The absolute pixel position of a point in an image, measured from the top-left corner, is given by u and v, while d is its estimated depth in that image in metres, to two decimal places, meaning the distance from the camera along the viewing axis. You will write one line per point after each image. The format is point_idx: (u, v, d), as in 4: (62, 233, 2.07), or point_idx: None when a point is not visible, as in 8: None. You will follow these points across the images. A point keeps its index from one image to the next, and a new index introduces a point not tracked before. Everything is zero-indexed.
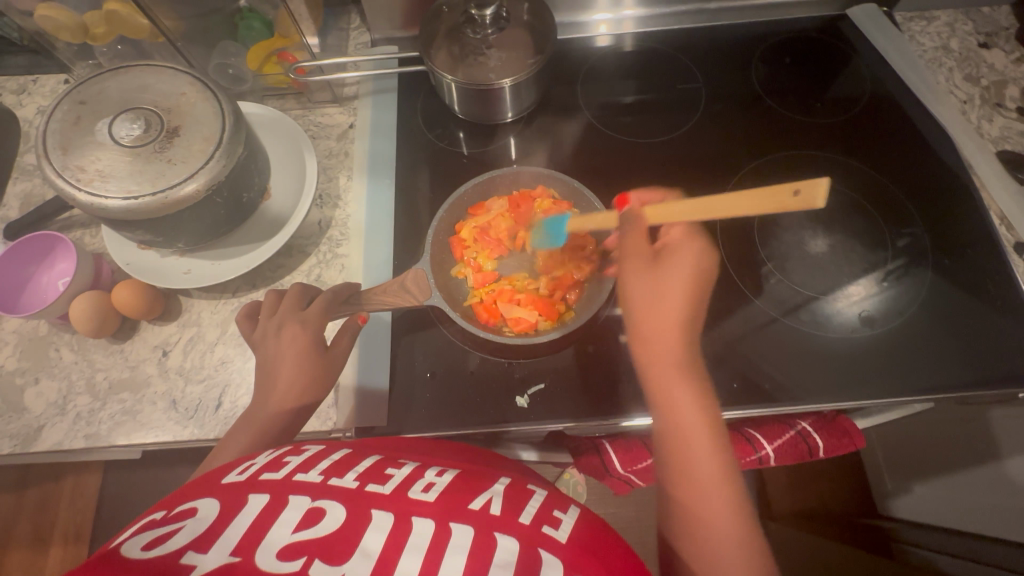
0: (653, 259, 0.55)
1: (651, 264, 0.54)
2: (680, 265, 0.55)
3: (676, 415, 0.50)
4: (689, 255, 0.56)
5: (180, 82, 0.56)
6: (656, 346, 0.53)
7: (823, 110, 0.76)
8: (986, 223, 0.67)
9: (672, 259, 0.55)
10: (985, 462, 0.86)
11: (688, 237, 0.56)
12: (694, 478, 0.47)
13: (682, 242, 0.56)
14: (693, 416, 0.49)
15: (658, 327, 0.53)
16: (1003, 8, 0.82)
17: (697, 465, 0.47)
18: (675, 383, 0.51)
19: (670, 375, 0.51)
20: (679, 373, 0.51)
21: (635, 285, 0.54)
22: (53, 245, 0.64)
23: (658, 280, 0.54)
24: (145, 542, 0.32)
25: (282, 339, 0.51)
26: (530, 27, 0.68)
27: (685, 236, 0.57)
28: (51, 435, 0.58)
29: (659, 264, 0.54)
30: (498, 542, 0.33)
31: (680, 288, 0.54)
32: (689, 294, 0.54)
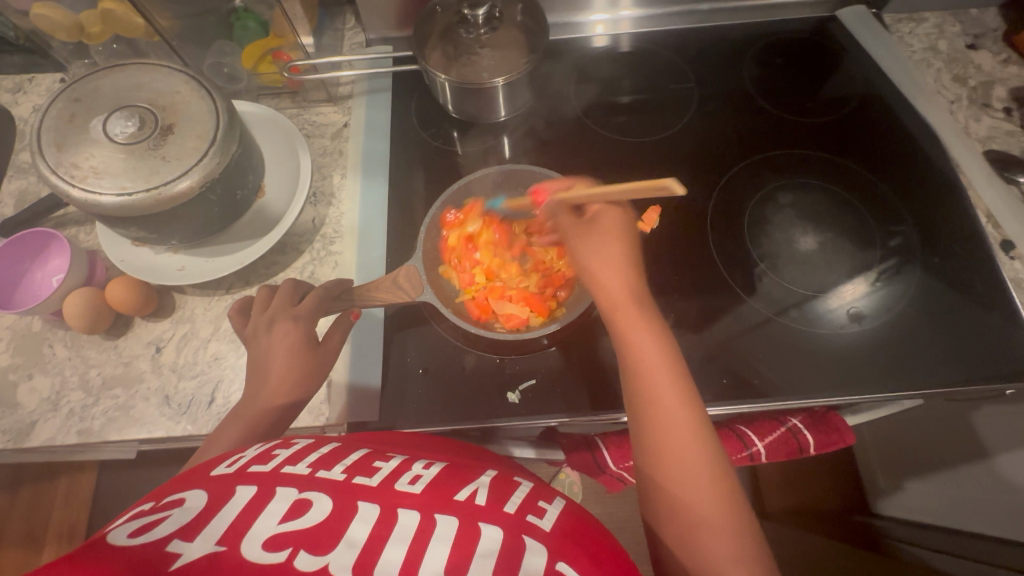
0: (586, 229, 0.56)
1: (586, 233, 0.56)
2: (613, 226, 0.56)
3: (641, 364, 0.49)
4: (611, 222, 0.56)
5: (175, 80, 0.57)
6: (613, 301, 0.53)
7: (813, 111, 0.77)
8: (973, 222, 0.67)
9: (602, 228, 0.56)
10: (974, 460, 0.86)
11: (608, 207, 0.57)
12: (664, 425, 0.46)
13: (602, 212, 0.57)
14: (657, 363, 0.49)
15: (613, 281, 0.54)
16: (991, 10, 0.83)
17: (662, 405, 0.47)
18: (637, 333, 0.51)
19: (630, 327, 0.51)
20: (641, 323, 0.51)
21: (581, 252, 0.56)
22: (47, 242, 0.65)
23: (596, 245, 0.55)
24: (133, 531, 0.32)
25: (274, 334, 0.52)
26: (523, 28, 0.69)
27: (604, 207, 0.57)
28: (43, 431, 0.58)
29: (593, 232, 0.56)
30: (482, 532, 0.33)
31: (620, 250, 0.55)
32: (628, 255, 0.55)
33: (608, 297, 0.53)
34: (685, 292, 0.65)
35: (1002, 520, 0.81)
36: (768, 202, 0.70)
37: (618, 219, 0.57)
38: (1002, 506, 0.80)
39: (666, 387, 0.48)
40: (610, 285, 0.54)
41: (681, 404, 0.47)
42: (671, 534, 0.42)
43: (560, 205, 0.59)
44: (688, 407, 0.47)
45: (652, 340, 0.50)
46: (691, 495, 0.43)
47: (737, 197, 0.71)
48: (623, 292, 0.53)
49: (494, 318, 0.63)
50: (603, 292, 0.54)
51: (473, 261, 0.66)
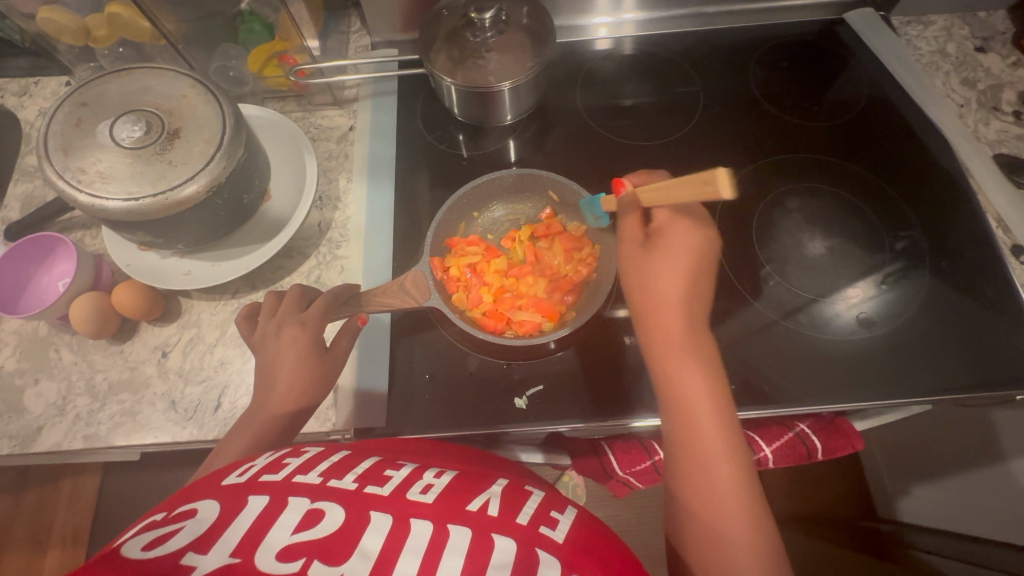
0: (646, 246, 0.55)
1: (644, 246, 0.55)
2: (678, 244, 0.55)
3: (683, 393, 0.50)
4: (677, 239, 0.55)
5: (182, 84, 0.57)
6: (657, 325, 0.53)
7: (821, 114, 0.77)
8: (983, 226, 0.67)
9: (664, 247, 0.54)
10: (981, 464, 0.86)
11: (674, 222, 0.55)
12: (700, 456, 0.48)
13: (668, 226, 0.55)
14: (701, 395, 0.49)
15: (660, 305, 0.53)
16: (999, 13, 0.82)
17: (703, 435, 0.48)
18: (684, 361, 0.51)
19: (676, 354, 0.51)
20: (685, 349, 0.51)
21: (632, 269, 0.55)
22: (53, 247, 0.64)
23: (655, 260, 0.54)
24: (146, 542, 0.32)
25: (282, 340, 0.52)
26: (530, 31, 0.69)
27: (670, 221, 0.56)
28: (49, 436, 0.58)
29: (652, 246, 0.55)
30: (495, 543, 0.33)
31: (679, 268, 0.54)
32: (686, 273, 0.54)
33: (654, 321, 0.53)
34: None
35: (1008, 525, 0.80)
36: (776, 206, 0.70)
37: (690, 236, 0.55)
38: (1010, 511, 0.80)
39: (706, 420, 0.49)
40: (657, 308, 0.53)
41: (718, 437, 0.48)
42: (695, 560, 0.45)
43: (633, 202, 0.56)
44: (724, 440, 0.48)
45: (697, 370, 0.50)
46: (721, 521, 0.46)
47: (745, 201, 0.71)
48: (671, 316, 0.53)
49: (508, 326, 0.62)
50: (650, 313, 0.54)
51: (481, 278, 0.65)
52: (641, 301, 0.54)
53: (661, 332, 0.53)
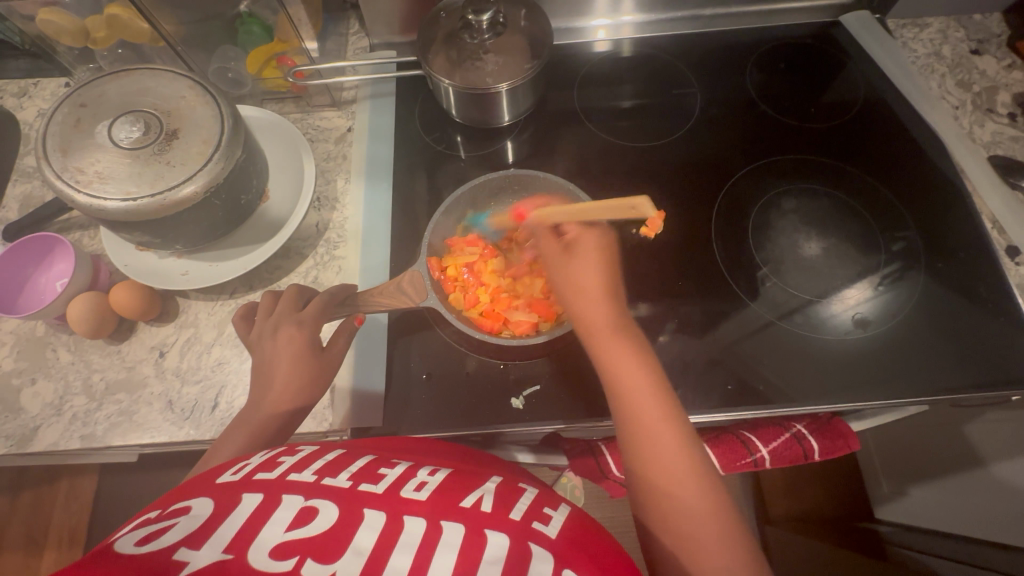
0: (567, 252, 0.58)
1: (562, 254, 0.59)
2: (588, 246, 0.58)
3: (619, 383, 0.50)
4: (591, 243, 0.58)
5: (180, 85, 0.57)
6: (588, 322, 0.54)
7: (817, 116, 0.77)
8: (977, 227, 0.67)
9: (579, 246, 0.58)
10: (978, 465, 0.85)
11: (584, 231, 0.59)
12: (645, 443, 0.47)
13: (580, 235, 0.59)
14: (635, 380, 0.50)
15: (589, 303, 0.55)
16: (995, 15, 0.83)
17: (638, 405, 0.49)
18: (615, 352, 0.52)
19: (605, 342, 0.52)
20: (608, 329, 0.53)
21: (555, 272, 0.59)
22: (52, 247, 0.65)
23: (576, 263, 0.57)
24: (140, 539, 0.32)
25: (279, 340, 0.52)
26: (527, 33, 0.69)
27: (581, 229, 0.59)
28: (46, 436, 0.58)
29: (570, 254, 0.58)
30: (489, 540, 0.33)
31: (598, 268, 0.57)
32: (606, 274, 0.57)
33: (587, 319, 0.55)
34: (689, 297, 0.65)
35: (1003, 525, 0.80)
36: (772, 207, 0.70)
37: (598, 240, 0.59)
38: (1007, 512, 0.80)
39: (647, 404, 0.48)
40: (587, 308, 0.55)
41: (660, 421, 0.48)
42: (670, 549, 0.42)
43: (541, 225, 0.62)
44: (670, 425, 0.47)
45: (631, 358, 0.51)
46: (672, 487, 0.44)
47: (741, 203, 0.71)
48: (601, 310, 0.55)
49: (506, 326, 0.62)
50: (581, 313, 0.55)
51: (479, 279, 0.66)
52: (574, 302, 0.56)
53: (592, 328, 0.54)
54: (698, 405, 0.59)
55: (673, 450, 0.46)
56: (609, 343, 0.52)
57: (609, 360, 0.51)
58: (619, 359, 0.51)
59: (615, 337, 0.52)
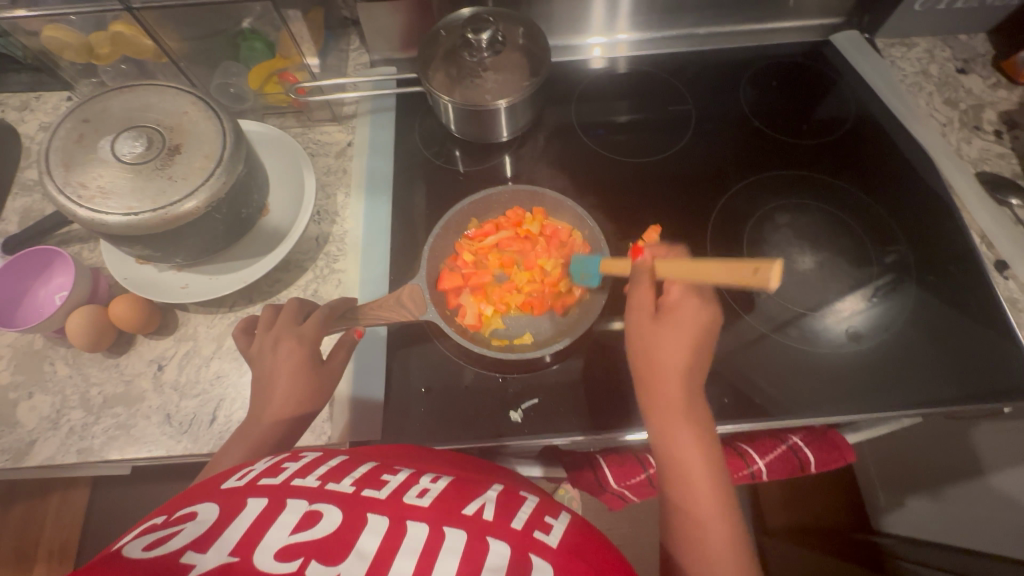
0: (658, 318, 0.53)
1: (655, 320, 0.53)
2: (688, 319, 0.53)
3: (681, 467, 0.47)
4: (694, 310, 0.54)
5: (183, 101, 0.58)
6: (655, 393, 0.51)
7: (809, 132, 0.79)
8: (967, 241, 0.69)
9: (677, 317, 0.53)
10: (974, 477, 0.86)
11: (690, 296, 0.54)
12: (694, 533, 0.46)
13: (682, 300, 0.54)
14: (699, 470, 0.47)
15: (662, 375, 0.51)
16: (979, 36, 0.85)
17: (700, 505, 0.46)
18: (678, 432, 0.49)
19: (673, 424, 0.49)
20: (685, 414, 0.49)
21: (639, 338, 0.53)
22: (51, 260, 0.65)
23: (665, 334, 0.52)
24: (147, 544, 0.32)
25: (279, 353, 0.52)
26: (525, 51, 0.70)
27: (686, 295, 0.54)
28: (42, 450, 0.58)
29: (663, 319, 0.53)
30: (491, 547, 0.33)
31: (683, 343, 0.52)
32: (696, 352, 0.52)
33: (655, 389, 0.51)
34: None
35: (996, 535, 0.81)
36: (766, 221, 0.72)
37: (699, 308, 0.53)
38: (1000, 523, 0.81)
39: (703, 495, 0.47)
40: (662, 379, 0.51)
41: (716, 512, 0.46)
42: None
43: (649, 271, 0.54)
44: (725, 519, 0.46)
45: (694, 441, 0.48)
46: None
47: (735, 216, 0.72)
48: (673, 388, 0.50)
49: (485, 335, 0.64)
50: (651, 383, 0.51)
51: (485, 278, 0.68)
52: (644, 372, 0.52)
53: (660, 401, 0.50)
54: None
55: (724, 547, 0.45)
56: (675, 421, 0.49)
57: (673, 439, 0.48)
58: (682, 442, 0.48)
59: (684, 416, 0.49)
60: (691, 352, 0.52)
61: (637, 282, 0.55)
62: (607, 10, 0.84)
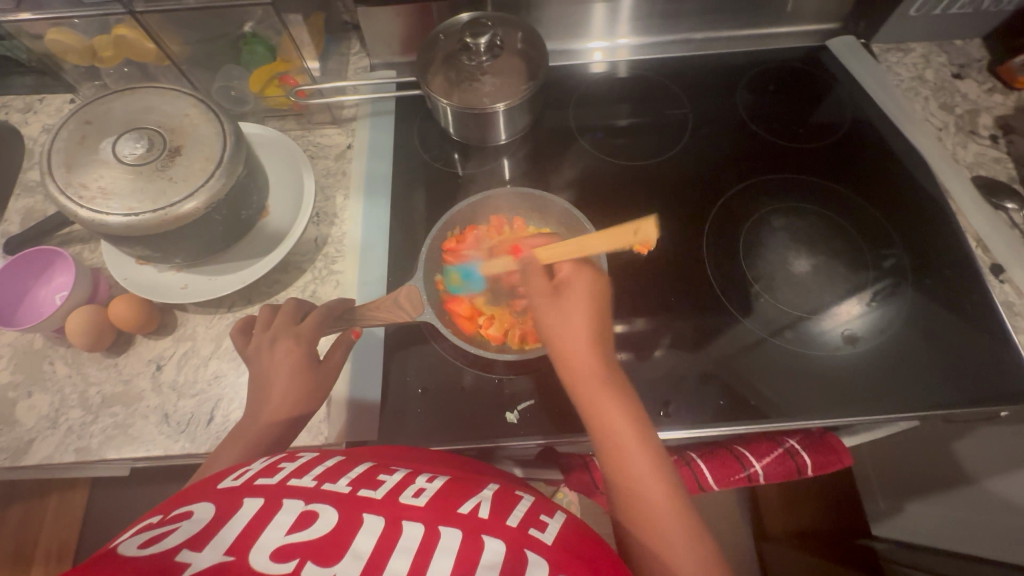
0: (558, 296, 0.53)
1: (552, 297, 0.53)
2: (577, 298, 0.53)
3: (607, 436, 0.47)
4: (585, 288, 0.53)
5: (185, 103, 0.58)
6: (572, 369, 0.50)
7: (806, 136, 0.79)
8: (962, 245, 0.69)
9: (571, 290, 0.53)
10: (972, 482, 0.86)
11: (577, 273, 0.54)
12: (647, 526, 0.44)
13: (573, 278, 0.54)
14: (602, 401, 0.48)
15: (576, 347, 0.50)
16: (974, 41, 0.85)
17: (616, 434, 0.47)
18: (612, 420, 0.48)
19: (574, 360, 0.50)
20: (586, 355, 0.50)
21: (542, 302, 0.53)
22: (53, 260, 0.65)
23: (564, 307, 0.52)
24: (142, 542, 0.32)
25: (276, 353, 0.52)
26: (523, 55, 0.71)
27: (575, 270, 0.55)
28: (40, 449, 0.58)
29: (560, 298, 0.53)
30: (486, 545, 0.34)
31: (583, 315, 0.51)
32: (594, 310, 0.52)
33: (569, 362, 0.50)
34: (683, 312, 0.66)
35: (994, 540, 0.81)
36: (763, 224, 0.72)
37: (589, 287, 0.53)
38: (1000, 528, 0.80)
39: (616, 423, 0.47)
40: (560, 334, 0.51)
41: (663, 502, 0.45)
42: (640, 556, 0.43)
43: (536, 262, 0.56)
44: (662, 481, 0.46)
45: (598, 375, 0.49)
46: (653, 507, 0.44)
47: (733, 219, 0.72)
48: (588, 360, 0.50)
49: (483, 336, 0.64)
50: (572, 369, 0.50)
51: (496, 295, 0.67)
52: (558, 349, 0.51)
53: (579, 377, 0.50)
54: (690, 419, 0.59)
55: (665, 508, 0.44)
56: (595, 392, 0.49)
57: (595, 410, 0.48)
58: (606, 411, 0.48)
59: (602, 384, 0.49)
60: (591, 318, 0.52)
61: (528, 272, 0.56)
62: (605, 15, 0.85)
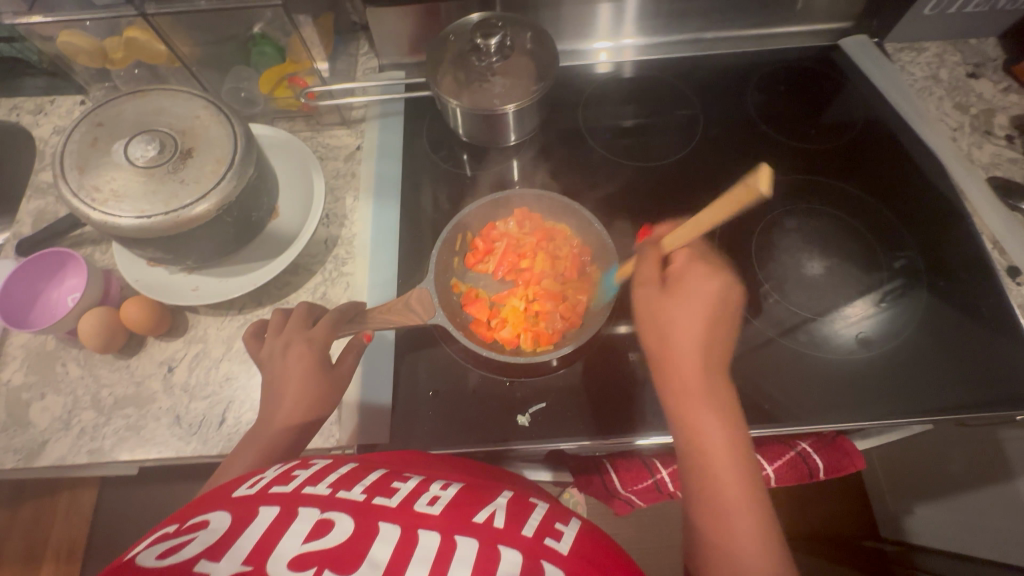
0: (667, 289, 0.51)
1: (663, 291, 0.51)
2: (694, 292, 0.50)
3: (701, 449, 0.46)
4: (705, 282, 0.51)
5: (196, 105, 0.58)
6: (674, 376, 0.48)
7: (817, 136, 0.78)
8: (978, 246, 0.68)
9: (685, 287, 0.51)
10: (985, 485, 0.85)
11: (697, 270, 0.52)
12: (725, 537, 0.42)
13: (688, 267, 0.52)
14: (698, 396, 0.47)
15: (681, 349, 0.49)
16: (990, 40, 0.84)
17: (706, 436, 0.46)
18: (702, 421, 0.46)
19: (675, 354, 0.49)
20: (690, 350, 0.49)
21: (645, 296, 0.52)
22: (64, 262, 0.65)
23: (676, 306, 0.50)
24: (160, 553, 0.32)
25: (288, 357, 0.52)
26: (534, 55, 0.71)
27: (692, 262, 0.53)
28: (54, 450, 0.59)
29: (670, 292, 0.51)
30: (502, 555, 0.33)
31: (699, 320, 0.50)
32: (709, 309, 0.50)
33: (673, 368, 0.49)
34: None
35: (1008, 545, 0.80)
36: (775, 226, 0.71)
37: (710, 284, 0.51)
38: (1014, 532, 0.80)
39: (707, 424, 0.46)
40: (664, 327, 0.50)
41: (748, 519, 0.43)
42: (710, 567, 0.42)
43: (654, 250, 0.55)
44: (752, 507, 0.43)
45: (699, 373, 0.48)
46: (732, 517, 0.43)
47: (744, 220, 0.72)
48: (692, 370, 0.48)
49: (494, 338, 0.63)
50: (667, 363, 0.49)
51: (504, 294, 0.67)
52: (661, 353, 0.50)
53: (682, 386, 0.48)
54: None
55: (750, 538, 0.42)
56: (696, 403, 0.47)
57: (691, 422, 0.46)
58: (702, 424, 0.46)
59: (705, 397, 0.47)
60: (707, 326, 0.49)
61: (644, 258, 0.55)
62: (614, 15, 0.84)
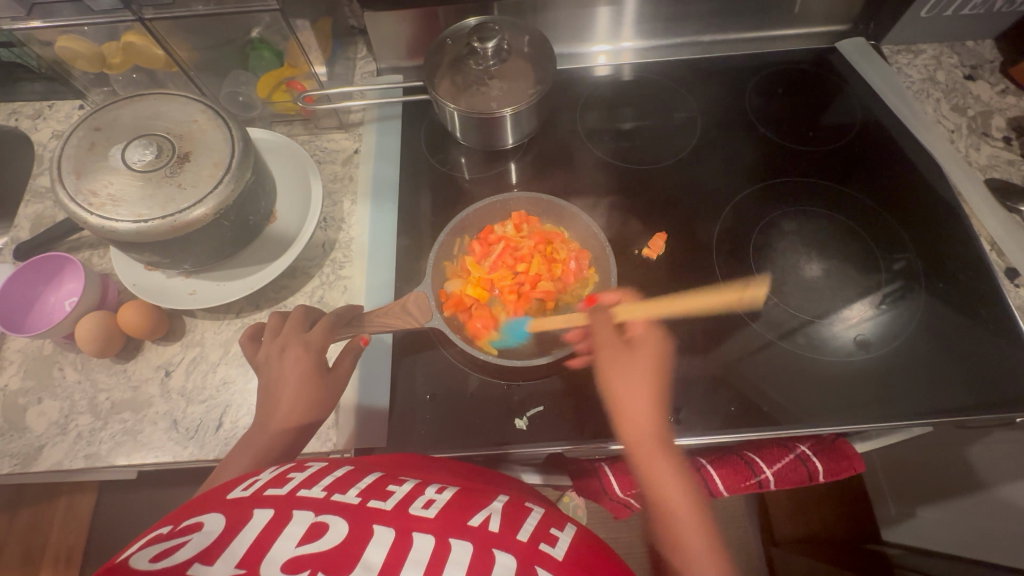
0: (626, 351, 0.61)
1: (623, 351, 0.61)
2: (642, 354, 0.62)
3: (660, 495, 0.55)
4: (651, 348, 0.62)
5: (194, 109, 0.58)
6: (636, 431, 0.56)
7: (816, 138, 0.78)
8: (977, 248, 0.68)
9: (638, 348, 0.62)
10: (987, 487, 0.85)
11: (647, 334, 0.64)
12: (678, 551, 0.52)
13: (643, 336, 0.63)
14: (654, 450, 0.55)
15: (635, 404, 0.58)
16: (987, 42, 0.85)
17: (660, 478, 0.54)
18: (660, 468, 0.55)
19: (630, 409, 0.58)
20: (644, 406, 0.58)
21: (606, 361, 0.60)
22: (62, 266, 0.65)
23: (631, 366, 0.60)
24: (153, 555, 0.32)
25: (285, 360, 0.52)
26: (531, 59, 0.71)
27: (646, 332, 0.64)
28: (50, 456, 0.58)
29: (627, 353, 0.61)
30: (497, 559, 0.33)
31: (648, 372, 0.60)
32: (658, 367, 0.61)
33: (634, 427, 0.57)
34: (692, 317, 0.66)
35: (1008, 547, 0.80)
36: (773, 229, 0.71)
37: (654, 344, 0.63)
38: (1014, 535, 0.79)
39: (665, 471, 0.54)
40: (620, 386, 0.59)
41: (694, 531, 0.54)
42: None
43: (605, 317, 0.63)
44: (700, 530, 0.54)
45: (651, 423, 0.57)
46: (680, 538, 0.53)
47: (742, 223, 0.72)
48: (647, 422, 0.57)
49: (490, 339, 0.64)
50: (626, 420, 0.57)
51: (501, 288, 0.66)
52: (619, 409, 0.58)
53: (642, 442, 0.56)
54: (700, 425, 0.59)
55: (704, 553, 0.52)
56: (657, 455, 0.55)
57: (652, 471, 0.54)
58: (661, 474, 0.54)
59: (659, 448, 0.56)
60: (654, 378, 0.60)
61: (598, 322, 0.63)
62: (611, 18, 0.85)
